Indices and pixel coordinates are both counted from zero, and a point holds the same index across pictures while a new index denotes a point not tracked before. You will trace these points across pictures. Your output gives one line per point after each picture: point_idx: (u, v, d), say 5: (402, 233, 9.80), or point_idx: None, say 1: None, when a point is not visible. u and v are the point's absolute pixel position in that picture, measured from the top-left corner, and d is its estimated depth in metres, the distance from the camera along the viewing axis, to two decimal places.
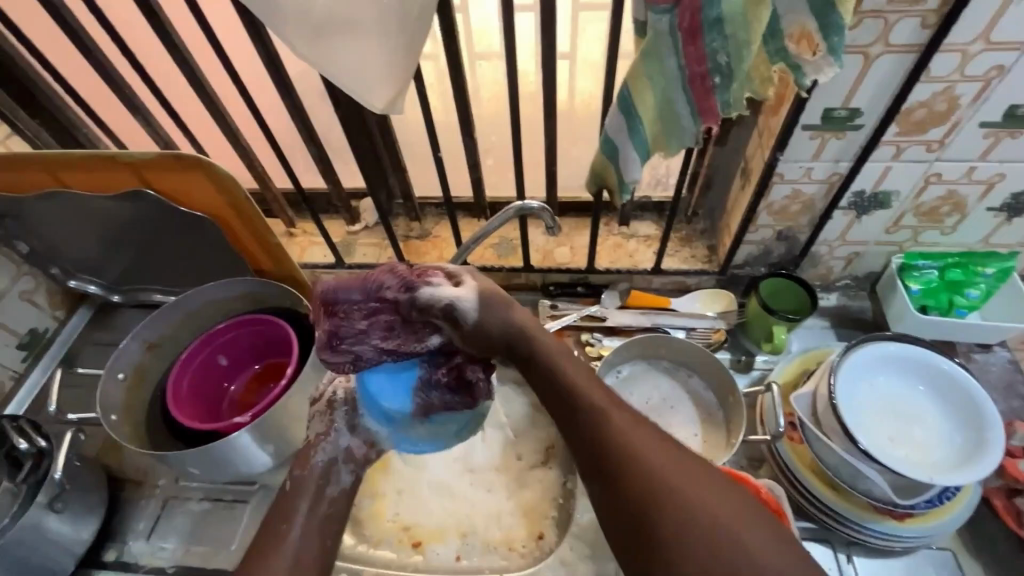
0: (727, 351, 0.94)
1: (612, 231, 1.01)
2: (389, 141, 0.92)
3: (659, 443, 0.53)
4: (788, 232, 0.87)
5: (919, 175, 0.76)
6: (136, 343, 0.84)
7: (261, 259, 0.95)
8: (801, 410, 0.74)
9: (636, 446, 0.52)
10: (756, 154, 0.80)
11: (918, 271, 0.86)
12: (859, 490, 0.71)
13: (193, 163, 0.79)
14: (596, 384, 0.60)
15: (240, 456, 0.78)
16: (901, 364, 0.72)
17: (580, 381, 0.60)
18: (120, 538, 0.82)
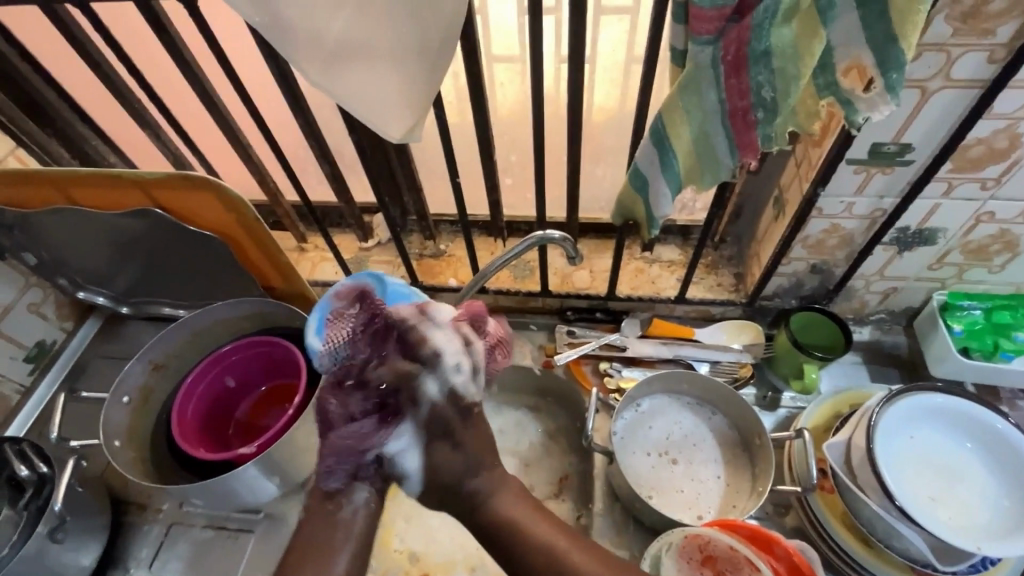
0: (753, 387, 0.89)
1: (633, 255, 0.97)
2: (405, 160, 0.89)
3: (587, 553, 0.60)
4: (823, 265, 0.82)
5: (970, 212, 0.71)
6: (141, 364, 0.82)
7: (271, 277, 0.93)
8: (833, 460, 0.70)
9: (572, 557, 0.59)
10: (793, 184, 0.75)
11: (962, 311, 0.80)
12: (894, 549, 0.66)
13: (203, 183, 0.77)
14: (534, 513, 0.63)
15: (244, 488, 0.75)
16: (945, 418, 0.67)
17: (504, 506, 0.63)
18: (123, 564, 0.80)
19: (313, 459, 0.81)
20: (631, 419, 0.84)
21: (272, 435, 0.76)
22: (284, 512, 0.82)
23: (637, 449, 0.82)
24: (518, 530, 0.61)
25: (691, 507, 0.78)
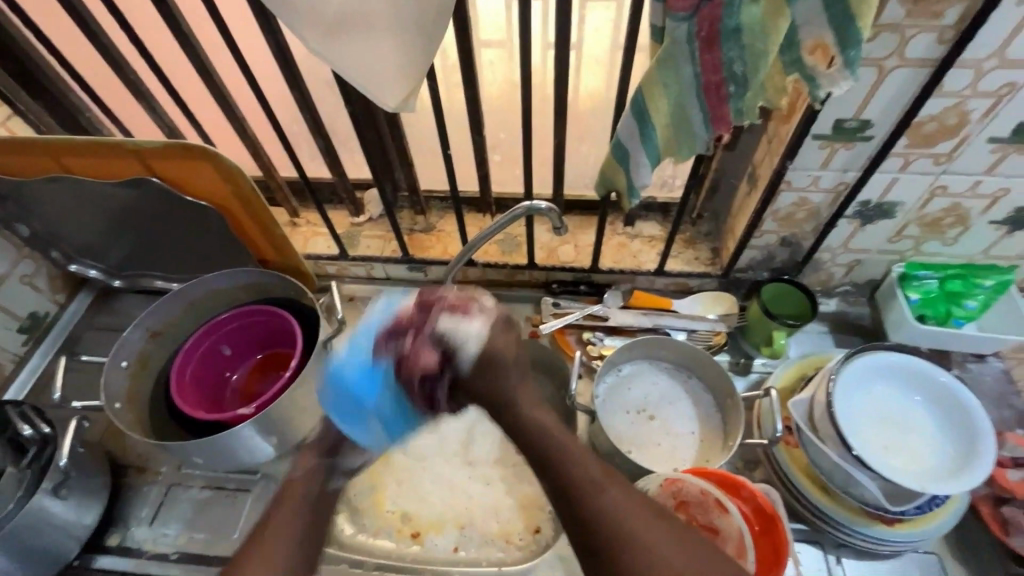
0: (726, 353, 0.95)
1: (616, 231, 1.01)
2: (397, 135, 0.91)
3: (626, 494, 0.57)
4: (792, 238, 0.87)
5: (925, 186, 0.76)
6: (139, 331, 0.84)
7: (264, 249, 0.95)
8: (798, 416, 0.76)
9: (606, 489, 0.56)
10: (765, 160, 0.80)
11: (918, 280, 0.86)
12: (851, 494, 0.72)
13: (200, 153, 0.79)
14: (584, 453, 0.61)
15: (243, 447, 0.79)
16: (899, 375, 0.73)
17: (552, 428, 0.64)
18: (123, 524, 0.83)
19: (309, 421, 0.84)
20: (612, 382, 0.89)
21: (271, 397, 0.80)
22: (281, 473, 0.86)
23: (618, 409, 0.87)
24: (557, 451, 0.61)
25: (667, 462, 0.83)
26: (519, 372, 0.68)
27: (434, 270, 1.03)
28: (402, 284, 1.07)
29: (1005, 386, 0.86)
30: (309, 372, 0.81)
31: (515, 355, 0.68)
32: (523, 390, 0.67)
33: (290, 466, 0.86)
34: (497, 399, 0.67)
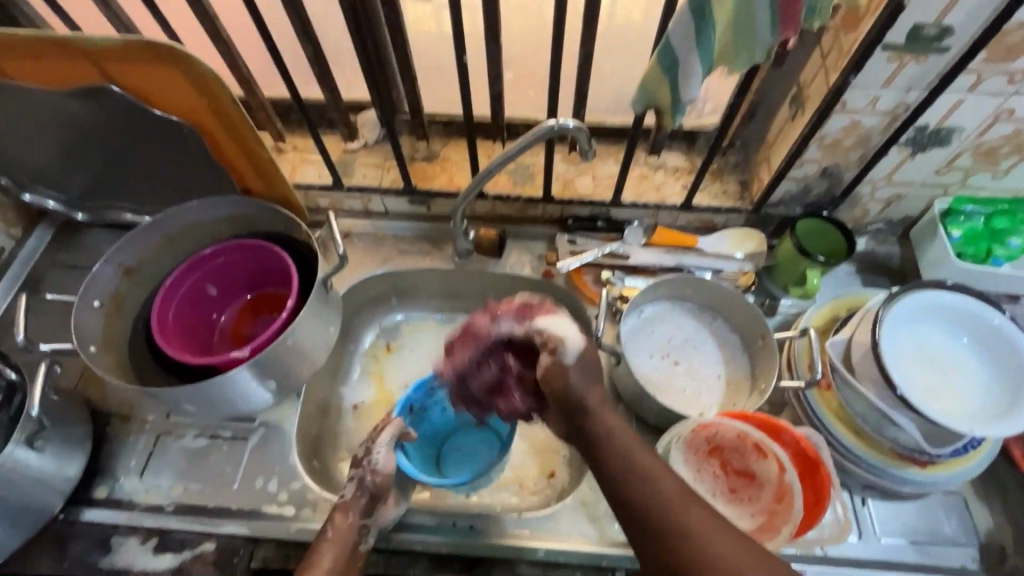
0: (753, 295, 0.90)
1: (638, 161, 0.93)
2: (398, 43, 0.80)
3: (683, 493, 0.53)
4: (834, 169, 0.80)
5: (990, 110, 0.69)
6: (111, 267, 0.74)
7: (248, 176, 0.84)
8: (834, 356, 0.72)
9: (663, 490, 0.53)
10: (817, 78, 0.71)
11: (965, 216, 0.81)
12: (885, 436, 0.70)
13: (168, 55, 0.66)
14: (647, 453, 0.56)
15: (239, 394, 0.72)
16: (947, 315, 0.69)
17: (619, 433, 0.59)
18: (110, 475, 0.76)
19: (309, 365, 0.78)
20: (635, 324, 0.84)
21: (266, 339, 0.73)
22: (280, 420, 0.80)
23: (641, 352, 0.82)
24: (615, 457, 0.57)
25: (692, 404, 0.79)
26: (592, 388, 0.62)
27: (438, 203, 0.94)
28: (403, 219, 0.97)
29: None
30: (308, 311, 0.73)
31: (586, 379, 0.62)
32: (593, 391, 0.62)
33: (291, 412, 0.81)
34: (572, 408, 0.62)
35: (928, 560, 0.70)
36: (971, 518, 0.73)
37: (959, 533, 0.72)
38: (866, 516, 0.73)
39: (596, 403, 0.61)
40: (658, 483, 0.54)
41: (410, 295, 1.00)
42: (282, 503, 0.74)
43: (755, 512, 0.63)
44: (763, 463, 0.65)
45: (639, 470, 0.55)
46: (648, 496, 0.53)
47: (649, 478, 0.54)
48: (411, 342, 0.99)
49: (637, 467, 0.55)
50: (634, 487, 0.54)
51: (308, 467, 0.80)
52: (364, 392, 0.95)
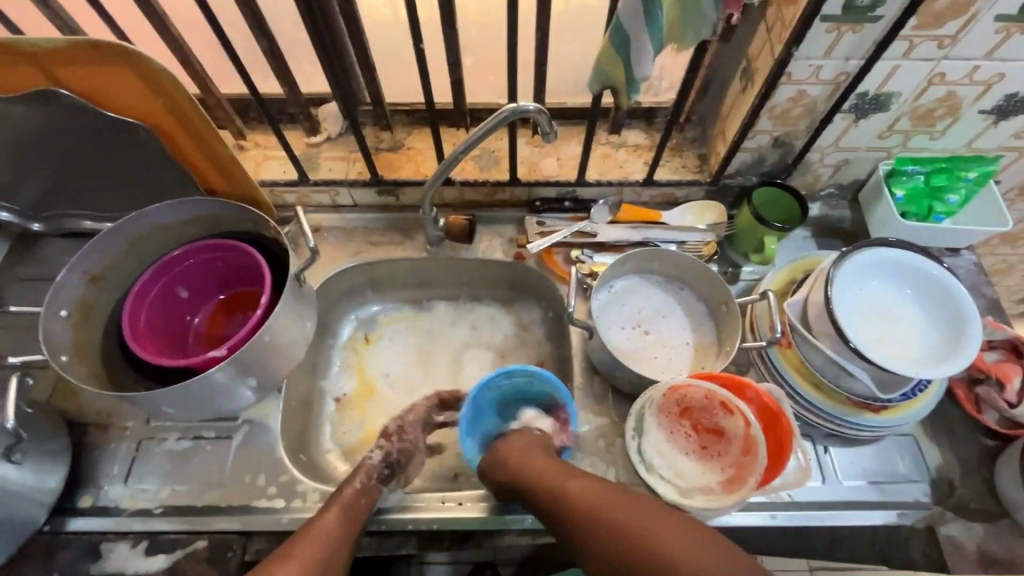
0: (715, 264, 0.94)
1: (600, 140, 0.95)
2: (355, 33, 0.79)
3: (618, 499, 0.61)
4: (785, 138, 0.84)
5: (924, 74, 0.73)
6: (76, 275, 0.73)
7: (209, 174, 0.84)
8: (792, 316, 0.77)
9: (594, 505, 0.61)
10: (763, 51, 0.74)
11: (906, 176, 0.86)
12: (842, 387, 0.75)
13: (115, 54, 0.65)
14: (568, 472, 0.67)
15: (220, 393, 0.72)
16: (892, 269, 0.74)
17: (545, 465, 0.68)
18: (94, 483, 0.76)
19: (289, 360, 0.78)
20: (605, 299, 0.87)
21: (242, 337, 0.74)
22: (264, 416, 0.81)
23: (613, 325, 0.86)
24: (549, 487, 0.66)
25: (664, 370, 0.83)
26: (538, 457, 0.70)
27: (406, 192, 0.95)
28: (372, 211, 0.98)
29: (978, 277, 0.89)
30: (283, 307, 0.74)
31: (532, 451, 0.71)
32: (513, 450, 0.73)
33: (274, 408, 0.82)
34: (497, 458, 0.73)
35: (885, 498, 0.76)
36: (924, 457, 0.78)
37: (913, 470, 0.77)
38: (828, 462, 0.78)
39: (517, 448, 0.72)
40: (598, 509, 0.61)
41: (384, 286, 1.01)
42: (271, 496, 0.75)
43: (724, 466, 0.68)
44: (730, 419, 0.69)
45: (582, 503, 0.62)
46: (598, 515, 0.60)
47: (593, 503, 0.61)
48: (390, 332, 1.00)
49: (581, 505, 0.62)
50: (580, 516, 0.61)
51: (294, 461, 0.81)
52: (345, 384, 0.96)
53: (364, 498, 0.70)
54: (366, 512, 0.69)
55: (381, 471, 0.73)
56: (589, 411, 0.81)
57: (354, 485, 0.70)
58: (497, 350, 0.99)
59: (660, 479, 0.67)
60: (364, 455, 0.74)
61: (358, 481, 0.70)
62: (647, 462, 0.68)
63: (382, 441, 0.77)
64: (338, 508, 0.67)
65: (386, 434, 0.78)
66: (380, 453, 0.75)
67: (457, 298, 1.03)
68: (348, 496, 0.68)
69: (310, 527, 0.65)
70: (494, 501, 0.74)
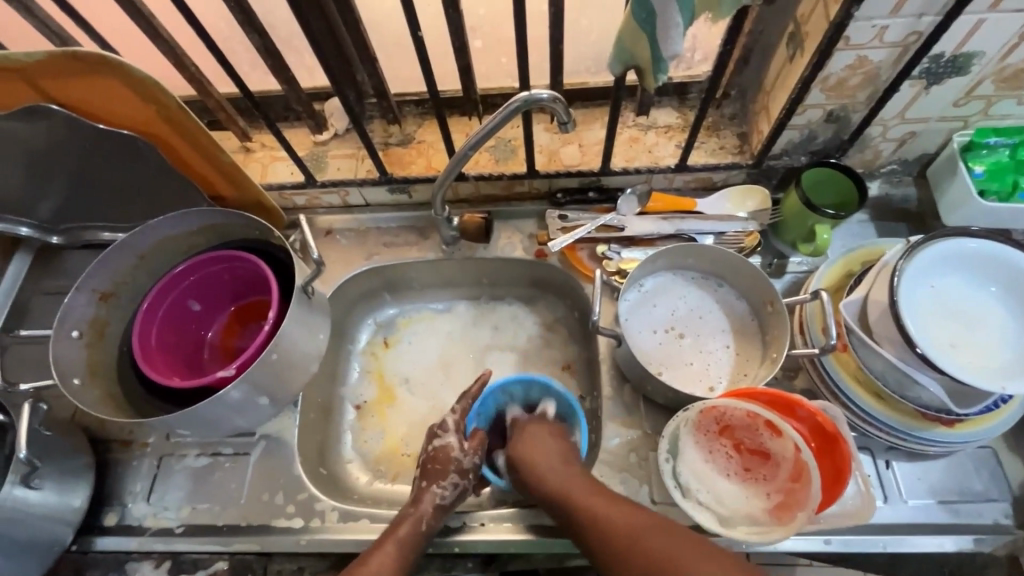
0: (758, 256, 0.85)
1: (626, 123, 0.87)
2: (352, 21, 0.73)
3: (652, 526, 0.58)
4: (841, 112, 0.73)
5: (1015, 28, 0.61)
6: (85, 295, 0.71)
7: (217, 184, 0.81)
8: (849, 317, 0.68)
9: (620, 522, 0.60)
10: (816, 12, 0.64)
11: (987, 149, 0.75)
12: (908, 397, 0.66)
13: (101, 65, 0.62)
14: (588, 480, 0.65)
15: (232, 412, 0.70)
16: (973, 262, 0.63)
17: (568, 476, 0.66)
18: (118, 501, 0.76)
19: (302, 375, 0.75)
20: (636, 300, 0.80)
21: (251, 354, 0.71)
22: (281, 431, 0.78)
23: (644, 328, 0.79)
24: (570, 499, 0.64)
25: (701, 377, 0.76)
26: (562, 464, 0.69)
27: (418, 189, 0.89)
28: (386, 210, 0.93)
29: None
30: (290, 322, 0.70)
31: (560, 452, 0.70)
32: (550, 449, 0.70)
33: (290, 422, 0.79)
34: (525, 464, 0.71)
35: (959, 520, 0.67)
36: (1005, 472, 0.69)
37: (991, 488, 0.69)
38: (891, 479, 0.70)
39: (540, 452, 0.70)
40: (638, 532, 0.58)
41: (402, 289, 0.97)
42: (289, 515, 0.74)
43: (771, 491, 0.61)
44: (777, 440, 0.63)
45: (622, 530, 0.59)
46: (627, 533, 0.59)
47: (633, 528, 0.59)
48: (409, 336, 0.96)
49: (625, 528, 0.59)
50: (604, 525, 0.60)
51: (314, 475, 0.79)
52: (365, 391, 0.93)
53: (422, 538, 0.67)
54: (422, 548, 0.67)
55: (448, 508, 0.70)
56: (619, 423, 0.75)
57: (416, 521, 0.67)
58: (520, 352, 0.94)
59: (698, 505, 0.60)
60: (435, 491, 0.69)
61: (421, 518, 0.67)
62: (684, 487, 0.62)
63: (456, 477, 0.71)
64: (396, 545, 0.65)
65: (460, 470, 0.72)
66: (453, 490, 0.70)
67: (478, 297, 0.98)
68: (409, 532, 0.66)
69: (365, 568, 0.62)
70: (539, 522, 0.70)
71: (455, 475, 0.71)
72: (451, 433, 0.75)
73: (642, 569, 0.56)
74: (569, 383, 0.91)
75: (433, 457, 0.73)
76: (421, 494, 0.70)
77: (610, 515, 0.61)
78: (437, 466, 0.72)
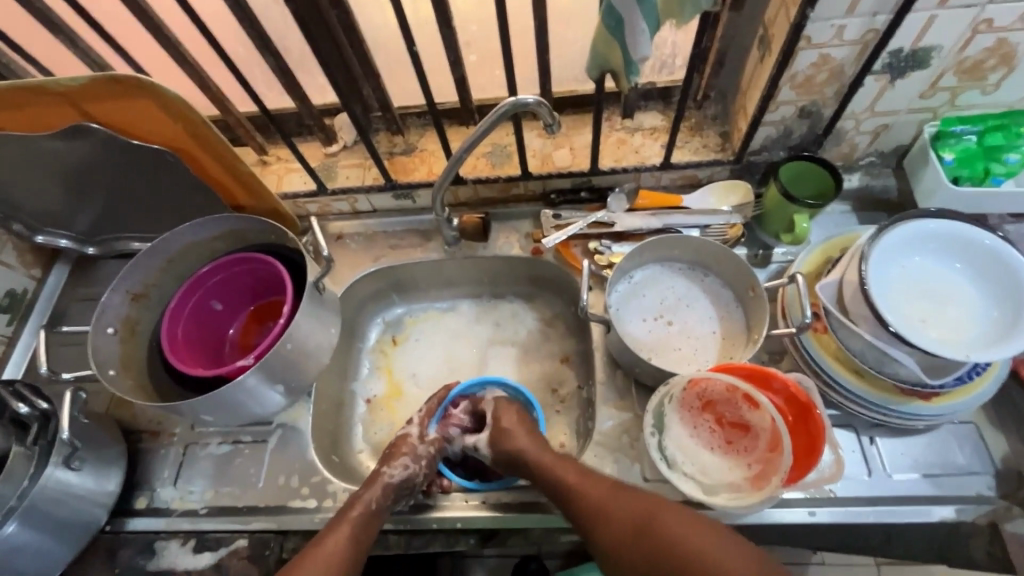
0: (744, 247, 0.89)
1: (614, 126, 0.92)
2: (356, 41, 0.80)
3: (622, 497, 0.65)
4: (812, 107, 0.78)
5: (967, 22, 0.66)
6: (119, 295, 0.78)
7: (237, 194, 0.89)
8: (826, 299, 0.72)
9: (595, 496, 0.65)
10: (779, 15, 0.69)
11: (955, 138, 0.79)
12: (886, 373, 0.69)
13: (136, 87, 0.70)
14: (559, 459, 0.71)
15: (251, 399, 0.76)
16: (939, 242, 0.67)
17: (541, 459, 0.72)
18: (148, 486, 0.82)
19: (315, 366, 0.81)
20: (625, 290, 0.85)
21: (268, 345, 0.77)
22: (295, 420, 0.84)
23: (634, 316, 0.83)
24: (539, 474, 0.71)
25: (688, 362, 0.80)
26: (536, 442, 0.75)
27: (421, 195, 0.96)
28: (392, 215, 1.00)
29: None
30: (303, 315, 0.76)
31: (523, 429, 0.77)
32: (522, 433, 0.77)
33: (305, 411, 0.85)
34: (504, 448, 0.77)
35: (942, 492, 0.70)
36: (988, 445, 0.72)
37: (974, 462, 0.71)
38: (875, 454, 0.72)
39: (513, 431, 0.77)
40: (608, 501, 0.65)
41: (408, 290, 1.03)
42: (304, 496, 0.79)
43: (751, 462, 0.65)
44: (755, 413, 0.67)
45: (594, 500, 0.65)
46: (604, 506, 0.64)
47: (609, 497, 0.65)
48: (416, 333, 1.02)
49: (596, 498, 0.65)
50: (582, 498, 0.66)
51: (327, 462, 0.84)
52: (375, 386, 0.98)
53: (374, 516, 0.70)
54: (375, 530, 0.71)
55: (397, 489, 0.73)
56: (612, 407, 0.79)
57: (366, 503, 0.71)
58: (521, 346, 0.99)
59: (684, 476, 0.64)
60: (384, 471, 0.74)
61: (371, 498, 0.71)
62: (669, 459, 0.66)
63: (408, 460, 0.76)
64: (350, 526, 0.68)
65: (413, 454, 0.78)
66: (402, 472, 0.74)
67: (480, 296, 1.04)
68: (360, 515, 0.70)
69: (322, 548, 0.66)
70: (523, 500, 0.75)
71: (404, 458, 0.77)
72: (414, 425, 0.83)
73: (614, 531, 0.63)
74: (567, 373, 0.95)
75: (395, 445, 0.80)
76: (377, 475, 0.74)
77: (581, 487, 0.66)
78: (394, 451, 0.78)
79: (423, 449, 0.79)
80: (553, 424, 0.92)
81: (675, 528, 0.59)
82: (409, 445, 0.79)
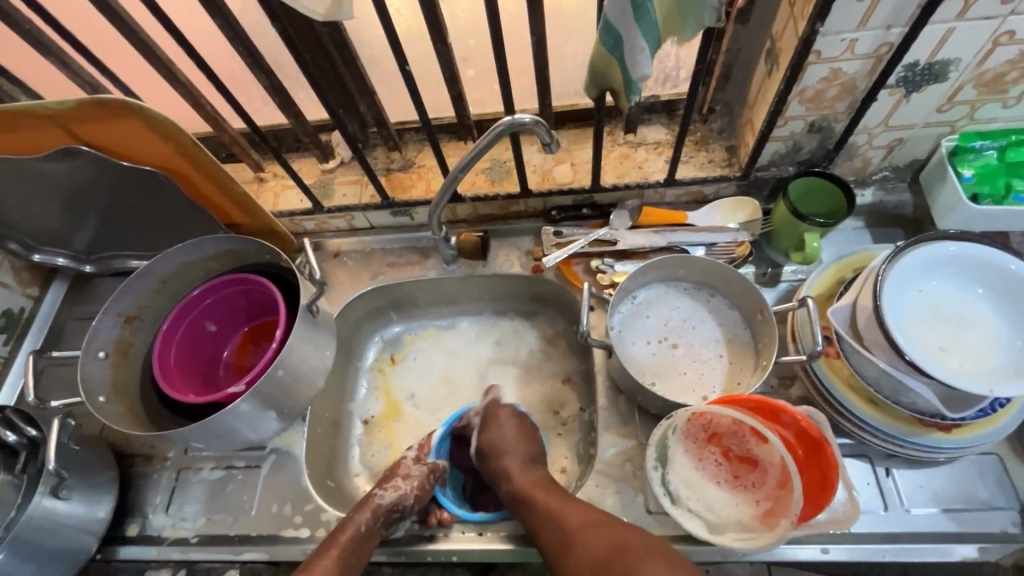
0: (751, 265, 0.85)
1: (616, 141, 0.90)
2: (350, 57, 0.78)
3: (591, 527, 0.62)
4: (823, 122, 0.75)
5: (987, 34, 0.62)
6: (111, 318, 0.77)
7: (232, 213, 0.88)
8: (839, 324, 0.68)
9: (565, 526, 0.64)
10: (787, 28, 0.66)
11: (974, 153, 0.75)
12: (902, 403, 0.65)
13: (124, 110, 0.68)
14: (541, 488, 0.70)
15: (244, 426, 0.74)
16: (958, 266, 0.64)
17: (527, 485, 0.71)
18: (139, 513, 0.80)
19: (309, 390, 0.79)
20: (628, 311, 0.82)
21: (260, 370, 0.75)
22: (289, 445, 0.82)
23: (637, 339, 0.80)
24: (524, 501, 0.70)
25: (694, 387, 0.77)
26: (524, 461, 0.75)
27: (419, 212, 0.94)
28: (389, 231, 0.98)
29: None
30: (296, 339, 0.74)
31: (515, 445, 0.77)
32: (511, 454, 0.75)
33: (299, 436, 0.83)
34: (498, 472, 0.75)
35: (962, 529, 0.66)
36: (1011, 478, 0.68)
37: (996, 496, 0.67)
38: (891, 487, 0.69)
39: (505, 449, 0.76)
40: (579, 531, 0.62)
41: (407, 308, 1.01)
42: (297, 525, 0.77)
43: (759, 498, 0.62)
44: (763, 446, 0.64)
45: (568, 529, 0.63)
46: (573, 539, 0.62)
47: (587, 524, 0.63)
48: (414, 352, 0.99)
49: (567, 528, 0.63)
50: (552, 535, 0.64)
51: (321, 487, 0.82)
52: (372, 406, 0.96)
53: (364, 540, 0.69)
54: (367, 553, 0.69)
55: (388, 511, 0.72)
56: (614, 433, 0.76)
57: (357, 526, 0.69)
58: (521, 366, 0.96)
59: (689, 513, 0.61)
60: (376, 493, 0.73)
61: (362, 520, 0.70)
62: (673, 494, 0.63)
63: (401, 482, 0.75)
64: (338, 552, 0.67)
65: (406, 476, 0.76)
66: (393, 495, 0.72)
67: (480, 314, 1.01)
68: (349, 539, 0.68)
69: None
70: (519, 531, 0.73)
71: (400, 482, 0.74)
72: (412, 449, 0.81)
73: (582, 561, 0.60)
74: (569, 394, 0.92)
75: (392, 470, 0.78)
76: (369, 499, 0.72)
77: (557, 518, 0.65)
78: (391, 473, 0.76)
79: (418, 472, 0.76)
80: (554, 447, 0.89)
81: (644, 556, 0.57)
82: (407, 470, 0.76)
